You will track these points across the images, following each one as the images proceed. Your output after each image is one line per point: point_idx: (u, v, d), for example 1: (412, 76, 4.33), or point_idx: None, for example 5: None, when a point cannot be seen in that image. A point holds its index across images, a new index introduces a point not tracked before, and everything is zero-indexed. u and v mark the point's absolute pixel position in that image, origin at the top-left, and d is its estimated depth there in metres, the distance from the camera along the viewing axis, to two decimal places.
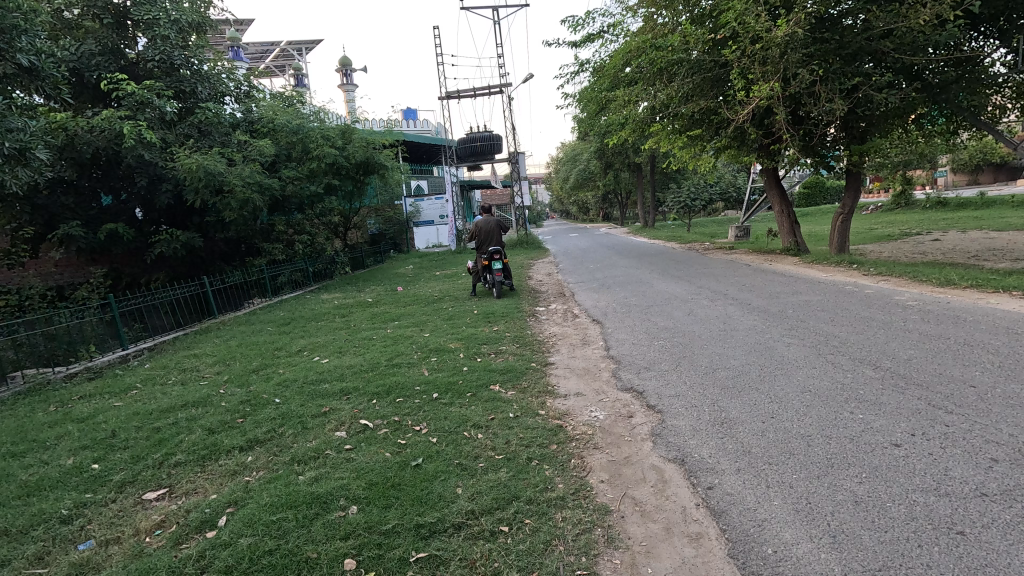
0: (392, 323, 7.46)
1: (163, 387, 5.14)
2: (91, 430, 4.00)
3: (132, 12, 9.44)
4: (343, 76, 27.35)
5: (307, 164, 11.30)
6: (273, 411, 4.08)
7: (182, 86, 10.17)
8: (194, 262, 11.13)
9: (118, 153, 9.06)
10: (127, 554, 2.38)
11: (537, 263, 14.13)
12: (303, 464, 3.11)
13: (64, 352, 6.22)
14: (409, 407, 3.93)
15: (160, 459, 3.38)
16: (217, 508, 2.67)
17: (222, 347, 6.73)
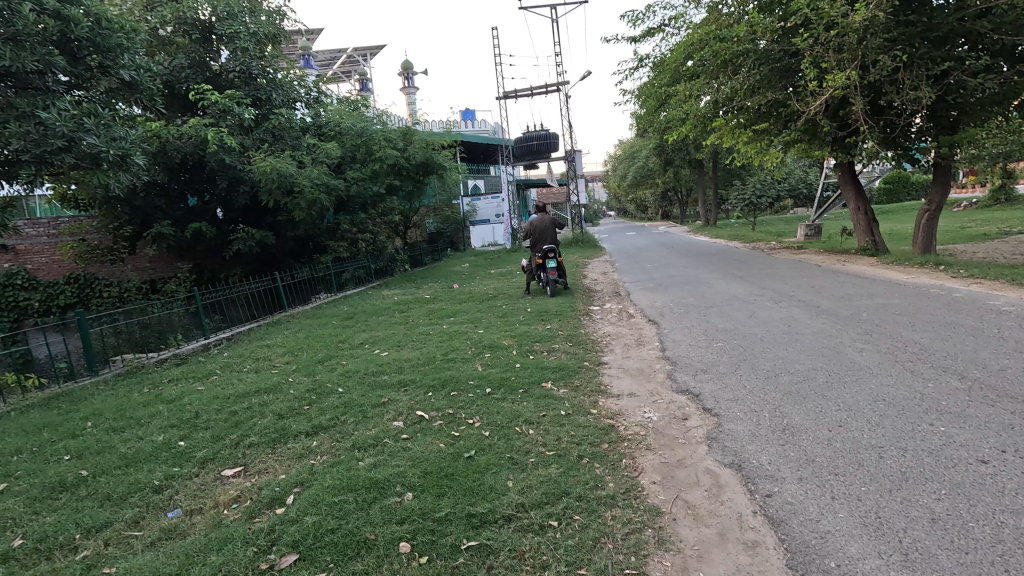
0: (448, 319, 7.64)
1: (239, 374, 5.56)
2: (178, 410, 4.40)
3: (217, 28, 10.24)
4: (405, 80, 28.26)
5: (370, 165, 11.76)
6: (336, 400, 4.31)
7: (259, 94, 10.90)
8: (267, 259, 11.90)
9: (202, 157, 9.84)
10: (208, 524, 2.60)
11: (593, 262, 13.98)
12: (363, 451, 3.27)
13: (156, 339, 6.85)
14: (463, 400, 4.04)
15: (236, 439, 3.67)
16: (285, 487, 2.87)
17: (292, 339, 7.16)
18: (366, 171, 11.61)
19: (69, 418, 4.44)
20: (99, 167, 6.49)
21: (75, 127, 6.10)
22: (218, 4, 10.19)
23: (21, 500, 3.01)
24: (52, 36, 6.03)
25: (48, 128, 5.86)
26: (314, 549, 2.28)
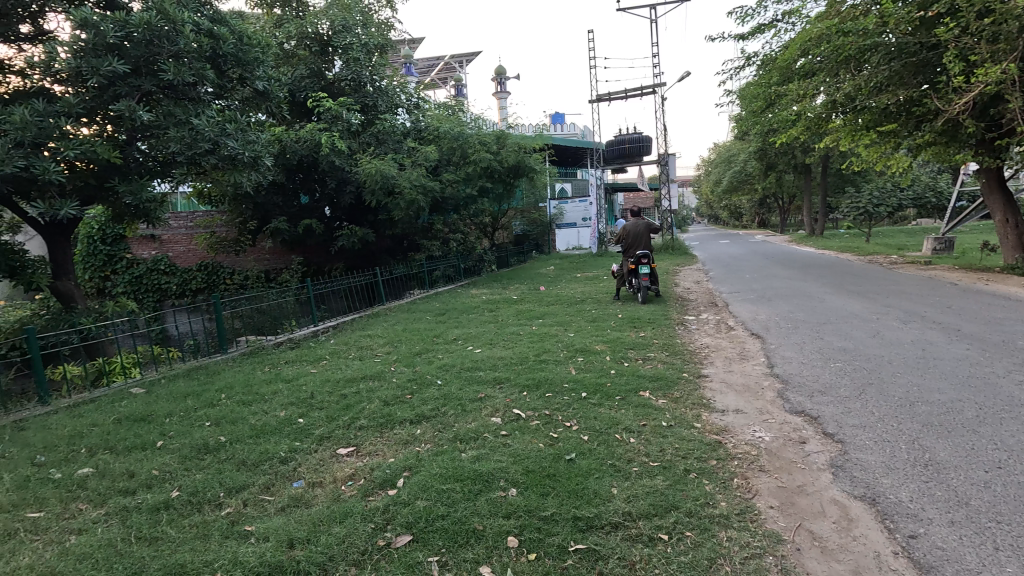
0: (536, 321, 7.69)
1: (345, 361, 5.97)
2: (296, 389, 4.81)
3: (333, 40, 11.12)
4: (497, 85, 28.89)
5: (464, 168, 12.12)
6: (436, 391, 4.49)
7: (367, 101, 11.67)
8: (367, 254, 12.68)
9: (316, 159, 10.68)
10: (328, 496, 2.82)
11: (685, 270, 13.39)
12: (465, 443, 3.38)
13: (273, 323, 7.54)
14: (559, 402, 4.04)
15: (347, 421, 3.94)
16: (395, 470, 3.03)
17: (390, 331, 7.57)
18: (460, 174, 11.98)
19: (207, 388, 5.02)
20: (235, 167, 7.28)
21: (218, 132, 6.89)
22: (335, 18, 11.03)
23: (176, 457, 3.44)
24: (205, 52, 6.85)
25: (198, 133, 6.67)
26: (426, 533, 2.39)
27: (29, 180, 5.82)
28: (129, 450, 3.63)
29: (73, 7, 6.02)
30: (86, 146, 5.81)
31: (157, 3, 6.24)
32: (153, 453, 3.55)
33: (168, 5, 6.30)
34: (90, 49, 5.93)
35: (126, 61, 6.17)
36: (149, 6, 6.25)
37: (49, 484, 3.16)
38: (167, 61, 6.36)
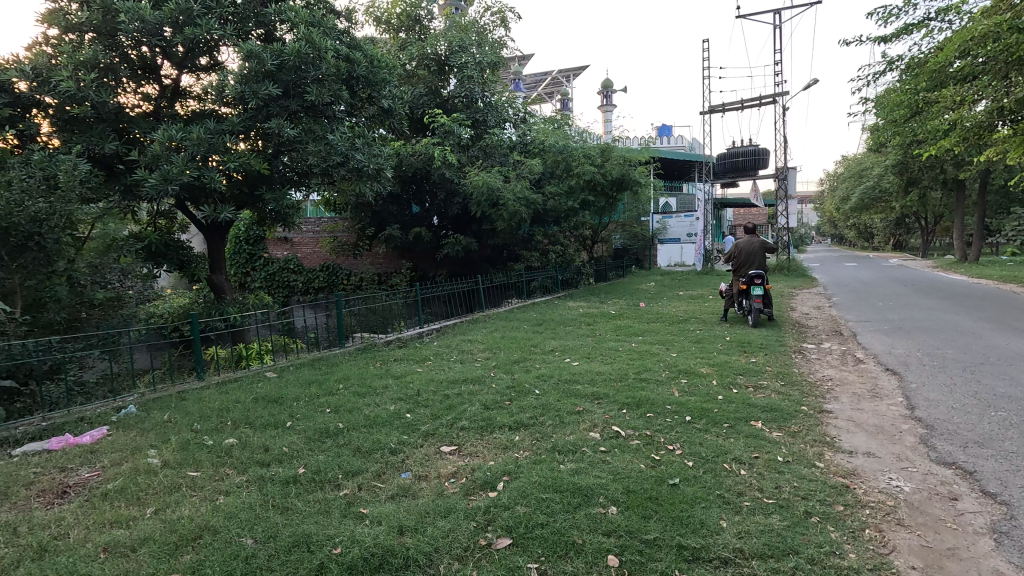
0: (636, 338, 7.47)
1: (448, 363, 6.26)
2: (403, 386, 5.13)
3: (451, 60, 11.79)
4: (604, 98, 28.71)
5: (567, 180, 12.15)
6: (534, 400, 4.54)
7: (477, 116, 12.21)
8: (470, 262, 13.18)
9: (428, 171, 11.35)
10: (434, 490, 2.97)
11: (803, 294, 12.26)
12: (564, 455, 3.38)
13: (385, 323, 8.09)
14: (661, 424, 3.89)
15: (450, 421, 4.12)
16: (495, 473, 3.11)
17: (489, 337, 7.80)
18: (563, 186, 12.02)
19: (327, 378, 5.53)
20: (361, 178, 7.97)
21: (348, 147, 7.60)
22: (453, 39, 11.70)
23: (302, 438, 3.83)
24: (342, 75, 7.61)
25: (332, 147, 7.41)
26: (526, 539, 2.43)
27: (200, 188, 6.86)
28: (265, 427, 4.11)
29: (241, 41, 7.02)
30: (243, 159, 6.71)
31: (306, 34, 7.06)
32: (284, 432, 3.98)
33: (315, 35, 7.11)
34: (252, 76, 6.86)
35: (279, 85, 7.05)
36: (300, 36, 7.10)
37: (203, 449, 3.66)
38: (311, 84, 7.16)
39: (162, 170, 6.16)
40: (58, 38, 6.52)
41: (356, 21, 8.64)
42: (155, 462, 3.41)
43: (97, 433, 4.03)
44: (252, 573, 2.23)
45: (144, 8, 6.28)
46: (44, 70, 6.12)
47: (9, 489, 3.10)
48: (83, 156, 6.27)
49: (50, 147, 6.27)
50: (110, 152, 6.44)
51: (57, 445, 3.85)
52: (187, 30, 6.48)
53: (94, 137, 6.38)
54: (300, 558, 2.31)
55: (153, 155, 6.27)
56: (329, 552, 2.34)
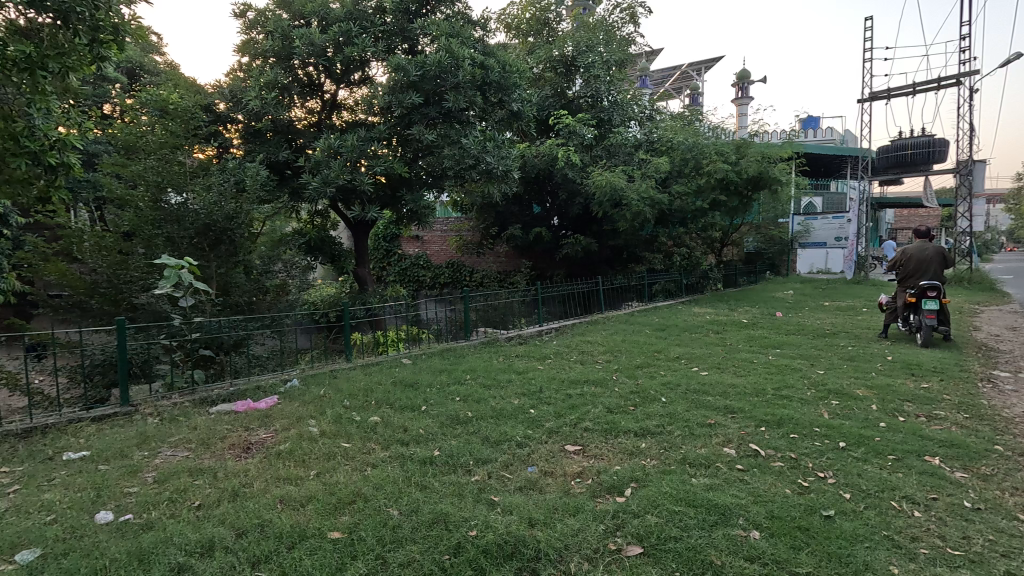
0: (774, 350, 6.82)
1: (569, 362, 6.29)
2: (527, 382, 5.25)
3: (578, 60, 11.74)
4: (739, 91, 26.59)
5: (697, 180, 11.41)
6: (661, 409, 4.35)
7: (603, 116, 12.03)
8: (589, 263, 13.05)
9: (551, 172, 11.38)
10: (560, 488, 2.99)
11: (989, 311, 10.23)
12: (696, 468, 3.20)
13: (506, 319, 8.35)
14: (808, 447, 3.51)
15: (573, 420, 4.12)
16: (622, 478, 3.04)
17: (610, 339, 7.66)
18: (692, 186, 11.28)
19: (456, 368, 5.85)
20: (489, 180, 8.16)
21: (480, 150, 7.90)
22: (581, 40, 11.64)
23: (436, 422, 4.09)
24: (477, 82, 7.94)
25: (465, 151, 7.76)
26: (658, 551, 2.35)
27: (351, 190, 7.64)
28: (403, 409, 4.47)
29: (389, 56, 7.69)
30: (388, 163, 7.38)
31: (447, 45, 7.52)
32: (419, 415, 4.28)
33: (455, 45, 7.51)
34: (397, 87, 7.48)
35: (420, 94, 7.58)
36: (441, 47, 7.57)
37: (353, 423, 4.08)
38: (449, 92, 7.59)
39: (323, 175, 6.98)
40: (248, 65, 7.73)
41: (491, 29, 8.99)
42: (315, 431, 3.88)
43: (269, 401, 4.70)
44: (397, 543, 2.43)
45: (314, 33, 7.19)
46: (238, 92, 7.29)
47: (209, 440, 3.75)
48: (264, 164, 7.35)
49: (239, 157, 7.43)
50: (283, 160, 7.48)
51: (241, 407, 4.55)
52: (347, 50, 7.27)
53: (272, 147, 7.44)
54: (439, 535, 2.47)
55: (316, 162, 7.13)
56: (466, 533, 2.47)
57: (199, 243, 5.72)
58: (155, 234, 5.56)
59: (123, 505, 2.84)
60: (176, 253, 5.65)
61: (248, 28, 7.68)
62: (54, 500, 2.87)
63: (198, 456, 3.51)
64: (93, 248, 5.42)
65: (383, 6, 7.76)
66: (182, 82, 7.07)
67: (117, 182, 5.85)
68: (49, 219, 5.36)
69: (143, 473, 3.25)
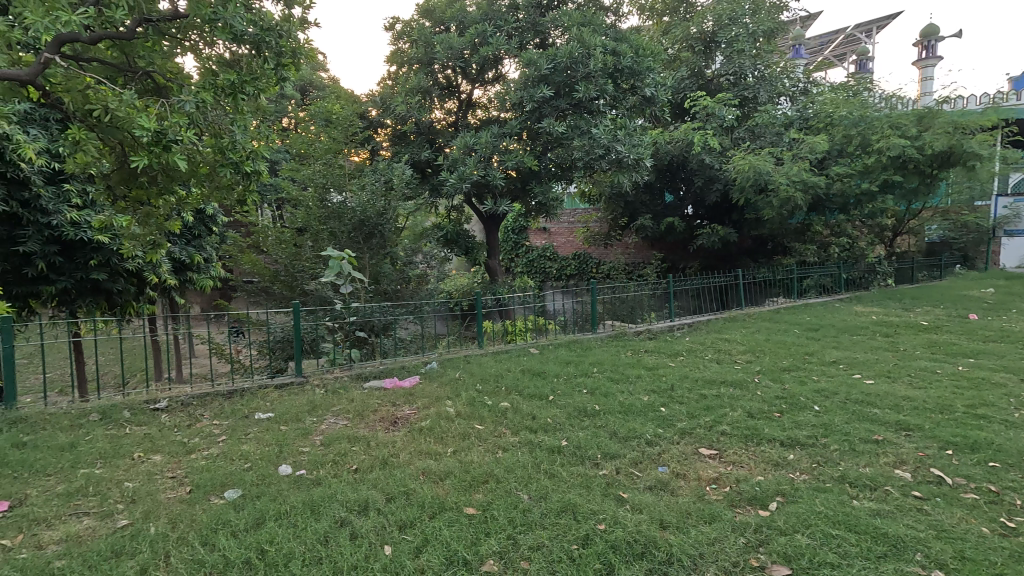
0: (965, 360, 5.68)
1: (704, 360, 5.91)
2: (657, 379, 5.05)
3: (719, 35, 10.82)
4: (923, 51, 22.39)
5: (863, 159, 9.89)
6: (813, 418, 3.88)
7: (747, 93, 10.97)
8: (727, 254, 12.08)
9: (686, 159, 10.67)
10: (694, 492, 2.83)
11: None
12: (858, 489, 2.81)
13: (635, 313, 8.09)
14: (1015, 480, 2.88)
15: (709, 423, 3.86)
16: (766, 490, 2.79)
17: (751, 338, 7.02)
18: (856, 166, 9.81)
19: (582, 360, 5.82)
20: (620, 169, 7.85)
21: (611, 138, 7.61)
22: (723, 12, 10.69)
23: (563, 413, 4.13)
24: (608, 70, 7.74)
25: (595, 141, 7.58)
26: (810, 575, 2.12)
27: (484, 185, 7.98)
28: (531, 396, 4.59)
29: (521, 51, 7.85)
30: (519, 157, 7.57)
31: (578, 35, 7.45)
32: (547, 404, 4.36)
33: (587, 34, 7.41)
34: (529, 82, 7.61)
35: (551, 86, 7.63)
36: (572, 38, 7.53)
37: (485, 407, 4.30)
38: (580, 82, 7.52)
39: (459, 171, 7.40)
40: (396, 73, 8.47)
41: (623, 13, 8.68)
42: (452, 411, 4.17)
43: (412, 380, 5.15)
44: (527, 526, 2.51)
45: (453, 37, 7.62)
46: (387, 99, 8.03)
47: (363, 412, 4.23)
48: (408, 163, 8.01)
49: (387, 158, 8.18)
50: (424, 159, 8.08)
51: (389, 384, 5.06)
52: (483, 50, 7.60)
53: (415, 147, 8.09)
54: (568, 524, 2.50)
55: (453, 160, 7.57)
56: (595, 526, 2.47)
57: (355, 237, 6.46)
58: (322, 229, 6.40)
59: (298, 461, 3.33)
60: (338, 246, 6.44)
61: (397, 39, 8.39)
62: (250, 451, 3.47)
63: (355, 425, 3.99)
64: (276, 242, 6.41)
65: (517, 3, 7.94)
66: (343, 94, 7.98)
67: (293, 185, 6.82)
68: (245, 218, 6.45)
69: (313, 436, 3.78)
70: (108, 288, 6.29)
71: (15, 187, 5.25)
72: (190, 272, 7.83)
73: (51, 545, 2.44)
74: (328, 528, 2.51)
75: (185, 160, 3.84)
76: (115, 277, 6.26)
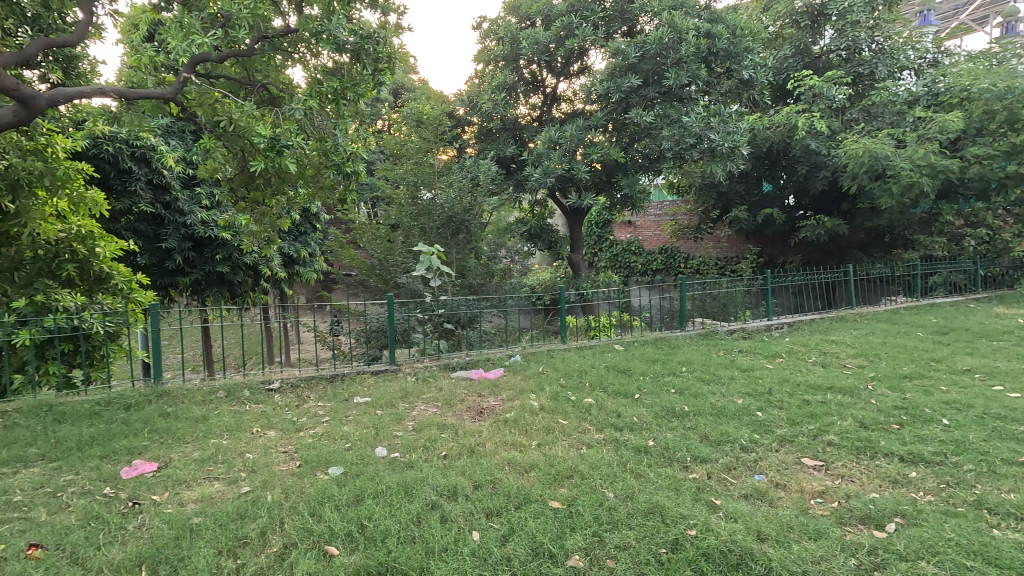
0: None
1: (807, 363, 5.45)
2: (753, 381, 4.74)
3: (829, 7, 9.81)
4: None
5: (1009, 138, 8.55)
6: (941, 433, 3.44)
7: (861, 70, 9.87)
8: (835, 248, 11.02)
9: (788, 145, 9.82)
10: (796, 505, 2.63)
11: None
12: (999, 517, 2.46)
13: (727, 311, 7.64)
14: None
15: (813, 431, 3.56)
16: (882, 509, 2.53)
17: (863, 340, 6.36)
18: (1000, 146, 8.50)
19: (670, 359, 5.61)
20: (713, 159, 7.43)
21: (703, 126, 7.21)
22: None
23: (650, 412, 4.01)
24: (701, 54, 7.33)
25: (686, 129, 7.20)
26: None
27: (569, 179, 7.93)
28: (616, 394, 4.50)
29: (608, 41, 7.66)
30: (604, 150, 7.43)
31: (669, 19, 7.13)
32: (633, 402, 4.26)
33: (678, 17, 7.06)
34: (616, 72, 7.42)
35: (639, 75, 7.38)
36: (662, 23, 7.21)
37: (568, 402, 4.29)
38: (671, 68, 7.19)
39: (544, 166, 7.41)
40: (483, 71, 8.63)
41: None
42: (535, 404, 4.20)
43: (497, 372, 5.27)
44: (613, 524, 2.47)
45: (539, 32, 7.62)
46: (474, 98, 8.21)
47: (451, 401, 4.39)
48: (494, 159, 8.15)
49: (474, 155, 8.38)
50: (510, 155, 8.17)
51: (475, 375, 5.22)
52: (569, 43, 7.51)
53: (501, 144, 8.20)
54: (656, 526, 2.43)
55: (538, 154, 7.59)
56: (685, 531, 2.38)
57: (443, 232, 6.71)
58: (413, 225, 6.73)
59: (393, 444, 3.54)
60: (427, 241, 6.72)
61: (484, 38, 8.53)
62: (350, 432, 3.74)
63: (444, 413, 4.16)
64: (372, 238, 6.82)
65: None
66: (433, 95, 8.27)
67: (386, 184, 7.20)
68: (344, 216, 6.94)
69: (405, 421, 3.99)
70: (231, 280, 7.06)
71: (159, 192, 6.04)
72: (297, 266, 8.57)
73: (190, 504, 2.80)
74: (420, 509, 2.64)
75: (295, 163, 4.20)
76: (236, 270, 7.02)
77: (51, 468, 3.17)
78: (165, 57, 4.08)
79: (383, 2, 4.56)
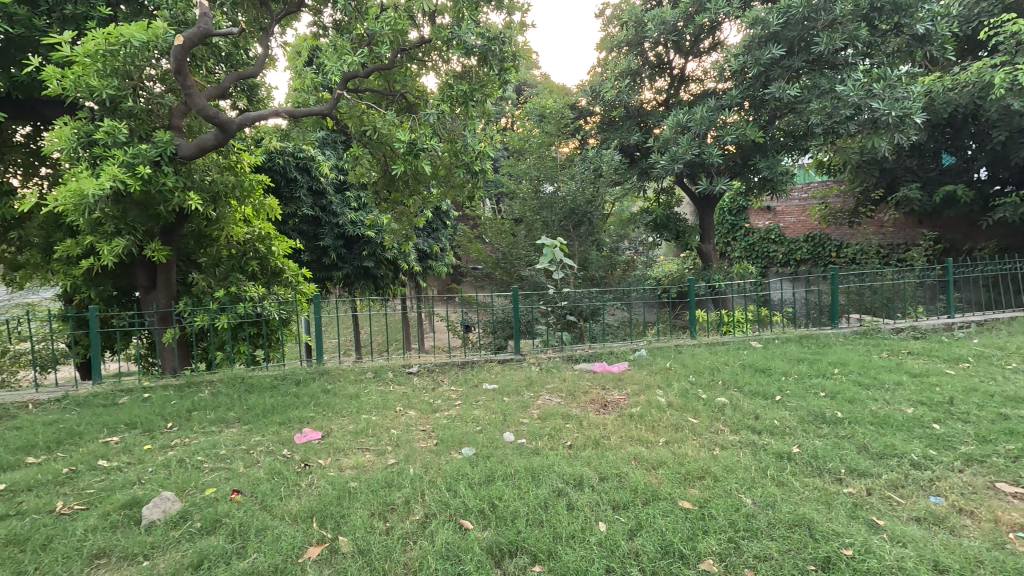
0: None
1: (1004, 370, 4.52)
2: (926, 388, 4.06)
3: None
4: None
5: None
6: None
7: None
8: None
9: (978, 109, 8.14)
10: (988, 536, 2.22)
11: None
12: None
13: (892, 306, 6.61)
14: None
15: (1013, 452, 2.95)
16: None
17: None
18: None
19: (818, 359, 5.03)
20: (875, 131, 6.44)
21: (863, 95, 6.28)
22: None
23: (793, 416, 3.65)
24: (861, 11, 6.37)
25: (841, 100, 6.32)
26: None
27: (699, 164, 7.46)
28: (753, 395, 4.16)
29: (745, 11, 7.01)
30: (740, 130, 6.86)
31: None
32: (774, 405, 3.90)
33: None
34: (755, 44, 6.77)
35: (782, 45, 6.66)
36: None
37: (699, 400, 4.07)
38: (821, 33, 6.37)
39: (671, 152, 7.06)
40: (606, 59, 8.43)
41: None
42: (663, 401, 4.06)
43: (622, 366, 5.18)
44: (752, 533, 2.31)
45: (666, 11, 7.24)
46: (597, 87, 8.07)
47: (575, 392, 4.43)
48: (617, 148, 7.96)
49: (596, 146, 8.26)
50: (634, 143, 7.91)
51: (598, 368, 5.19)
52: (699, 19, 7.02)
53: (625, 132, 7.97)
54: (803, 541, 2.22)
55: (664, 140, 7.25)
56: (839, 549, 2.14)
57: (566, 225, 6.73)
58: (536, 219, 6.87)
59: (519, 430, 3.68)
60: (551, 234, 6.81)
61: (607, 24, 8.33)
62: (480, 416, 3.96)
63: (568, 404, 4.20)
64: (498, 232, 7.09)
65: None
66: (555, 89, 8.30)
67: (511, 179, 7.41)
68: (473, 212, 7.30)
69: (531, 409, 4.12)
70: (376, 273, 7.85)
71: (318, 197, 6.92)
72: (430, 260, 9.24)
73: (348, 469, 3.20)
74: (547, 495, 2.72)
75: (430, 164, 4.52)
76: (380, 264, 7.78)
77: (245, 429, 3.84)
78: (323, 78, 4.65)
79: (509, 2, 4.69)
